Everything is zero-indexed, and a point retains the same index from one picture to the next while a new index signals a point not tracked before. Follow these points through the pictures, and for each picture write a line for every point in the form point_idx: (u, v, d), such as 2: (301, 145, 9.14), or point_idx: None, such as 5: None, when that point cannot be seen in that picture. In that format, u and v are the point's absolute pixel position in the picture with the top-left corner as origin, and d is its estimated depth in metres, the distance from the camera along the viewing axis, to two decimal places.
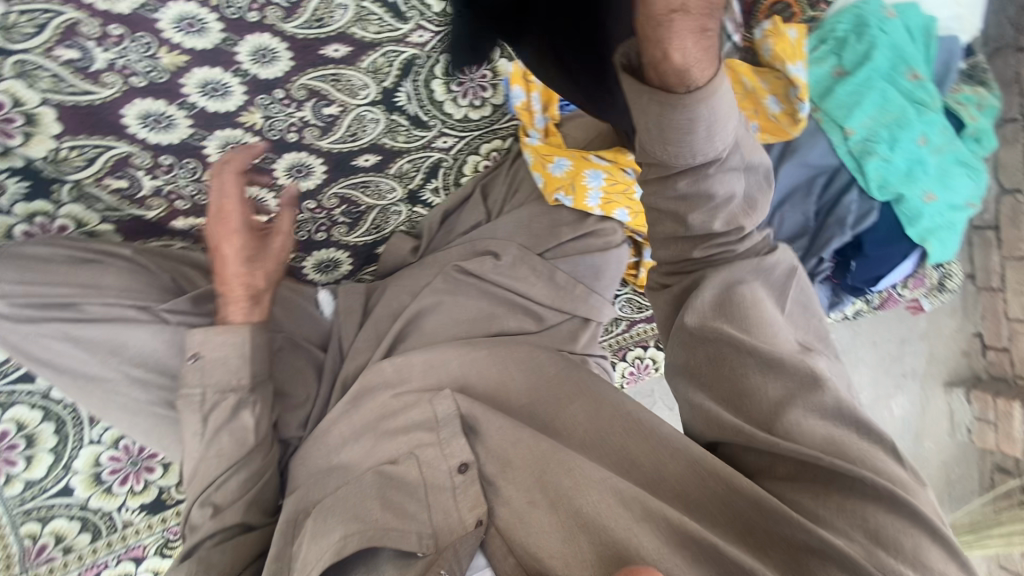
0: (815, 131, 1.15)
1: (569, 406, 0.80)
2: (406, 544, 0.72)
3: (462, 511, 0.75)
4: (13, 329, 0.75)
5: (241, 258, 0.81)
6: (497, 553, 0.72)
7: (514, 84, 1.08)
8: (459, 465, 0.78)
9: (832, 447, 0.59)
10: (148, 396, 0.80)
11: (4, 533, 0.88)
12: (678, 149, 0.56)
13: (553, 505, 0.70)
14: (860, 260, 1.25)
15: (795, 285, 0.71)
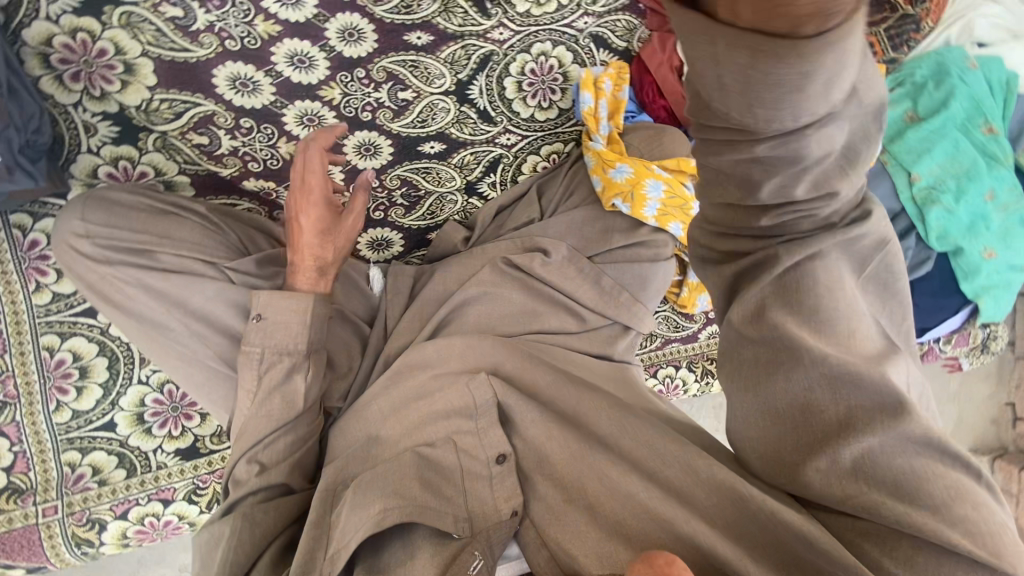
0: (880, 172, 1.14)
1: (597, 400, 0.83)
2: (444, 523, 0.76)
3: (497, 500, 0.80)
4: (92, 269, 0.80)
5: (316, 230, 0.84)
6: (530, 544, 0.76)
7: (585, 89, 1.09)
8: (496, 456, 0.82)
9: (906, 489, 0.50)
10: (206, 347, 0.84)
11: (45, 457, 0.91)
12: (771, 113, 0.42)
13: (593, 511, 0.73)
14: (909, 309, 1.22)
15: (880, 260, 0.55)
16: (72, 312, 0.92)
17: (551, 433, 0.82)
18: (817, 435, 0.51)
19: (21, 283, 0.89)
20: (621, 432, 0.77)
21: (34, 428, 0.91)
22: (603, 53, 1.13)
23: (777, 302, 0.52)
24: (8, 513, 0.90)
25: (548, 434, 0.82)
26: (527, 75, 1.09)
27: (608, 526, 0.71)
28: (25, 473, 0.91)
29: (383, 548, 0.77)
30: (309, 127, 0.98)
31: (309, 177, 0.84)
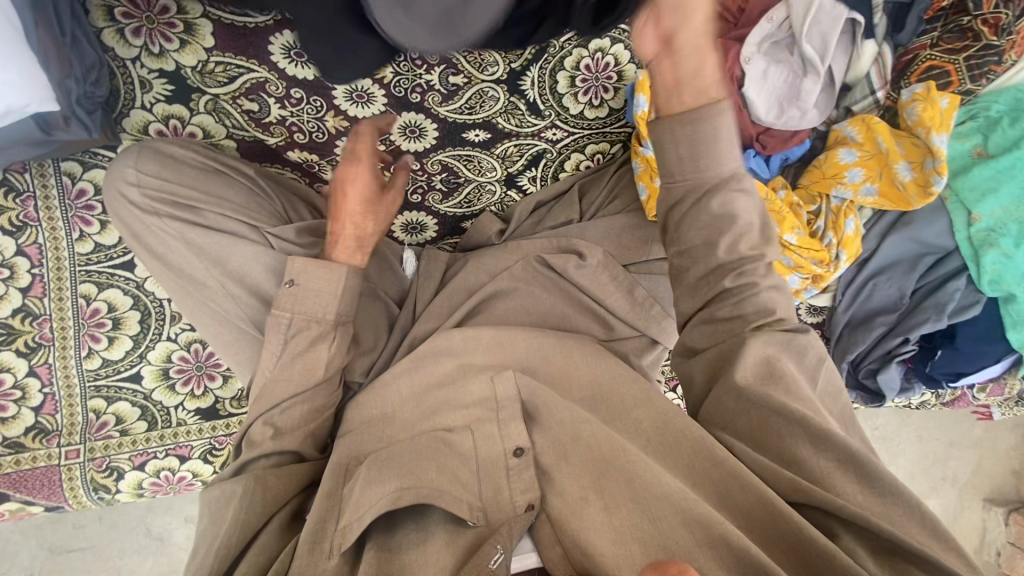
0: (937, 208, 1.10)
1: (632, 411, 0.82)
2: (458, 509, 0.74)
3: (513, 491, 0.78)
4: (140, 219, 0.80)
5: (360, 200, 0.83)
6: (545, 541, 0.74)
7: (639, 91, 1.03)
8: (515, 447, 0.81)
9: (877, 514, 0.62)
10: (237, 312, 0.83)
11: (73, 401, 0.94)
12: (707, 163, 0.72)
13: (608, 508, 0.72)
14: (948, 351, 1.19)
15: (822, 369, 0.76)
16: (111, 264, 0.93)
17: (579, 433, 0.79)
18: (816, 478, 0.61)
19: (65, 230, 0.91)
20: (649, 437, 0.78)
21: (64, 371, 0.93)
22: None
23: (759, 381, 0.70)
24: (32, 451, 0.92)
25: (576, 434, 0.79)
26: (581, 70, 1.05)
27: (622, 524, 0.70)
28: (52, 415, 0.93)
29: (395, 528, 0.77)
30: (357, 103, 0.98)
31: (360, 148, 0.84)
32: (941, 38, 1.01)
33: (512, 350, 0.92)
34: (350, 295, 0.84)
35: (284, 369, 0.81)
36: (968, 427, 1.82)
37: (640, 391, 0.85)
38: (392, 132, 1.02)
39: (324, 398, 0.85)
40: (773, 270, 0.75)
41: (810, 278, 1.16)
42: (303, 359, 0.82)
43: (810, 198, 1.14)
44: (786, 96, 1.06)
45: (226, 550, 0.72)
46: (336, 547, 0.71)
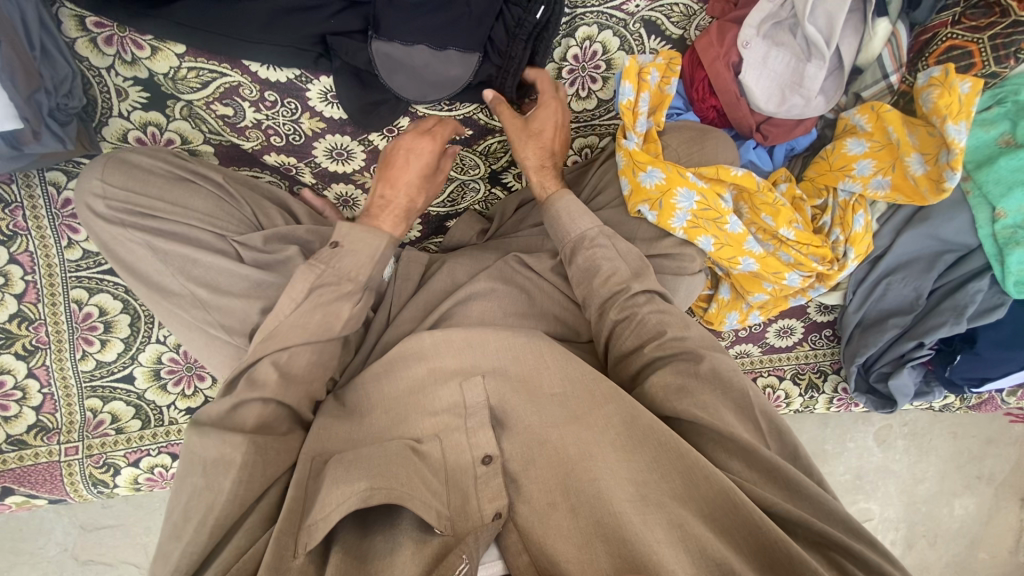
0: (958, 202, 1.01)
1: (603, 407, 0.74)
2: (427, 515, 0.68)
3: (481, 500, 0.72)
4: (106, 230, 0.82)
5: (420, 173, 0.90)
6: (512, 548, 0.70)
7: (626, 79, 0.98)
8: (482, 456, 0.75)
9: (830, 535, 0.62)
10: (204, 320, 0.84)
11: (71, 400, 0.99)
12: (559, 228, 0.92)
13: (574, 510, 0.68)
14: (968, 356, 1.10)
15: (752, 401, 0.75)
16: (100, 270, 0.96)
17: (546, 438, 0.74)
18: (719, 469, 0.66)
19: (54, 238, 0.94)
20: (619, 431, 0.72)
21: (61, 372, 0.97)
22: (654, 40, 1.04)
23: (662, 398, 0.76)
24: (33, 448, 0.98)
25: (545, 437, 0.74)
26: (570, 61, 1.02)
27: (587, 524, 0.66)
28: (52, 414, 0.98)
29: (371, 531, 0.71)
30: (333, 104, 0.95)
31: (435, 128, 0.91)
32: (963, 13, 0.92)
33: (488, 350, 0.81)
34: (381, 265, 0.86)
35: (301, 318, 0.79)
36: (1005, 425, 1.70)
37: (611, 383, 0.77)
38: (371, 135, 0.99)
39: (296, 398, 0.80)
40: (654, 299, 0.86)
41: (813, 276, 1.09)
42: (332, 310, 0.82)
43: (817, 192, 1.07)
44: (789, 82, 0.98)
45: (215, 527, 0.69)
46: (303, 546, 0.67)
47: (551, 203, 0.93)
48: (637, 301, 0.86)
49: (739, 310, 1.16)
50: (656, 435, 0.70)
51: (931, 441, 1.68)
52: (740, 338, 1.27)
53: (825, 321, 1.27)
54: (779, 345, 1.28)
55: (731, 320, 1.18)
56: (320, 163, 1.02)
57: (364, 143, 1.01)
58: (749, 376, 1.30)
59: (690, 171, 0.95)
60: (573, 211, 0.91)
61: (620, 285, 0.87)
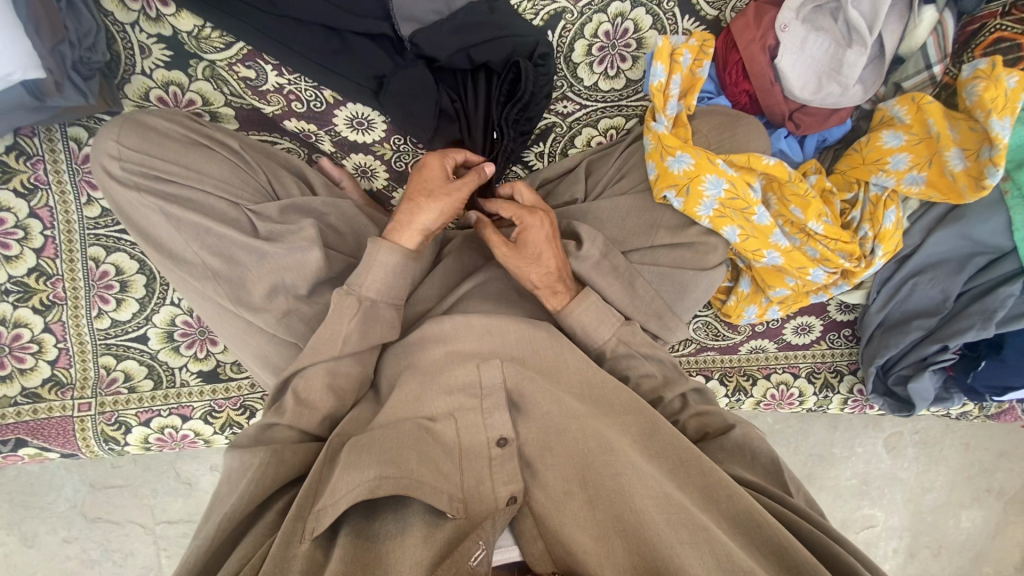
0: (995, 202, 0.97)
1: (620, 416, 0.74)
2: (437, 502, 0.63)
3: (496, 483, 0.68)
4: (122, 192, 0.80)
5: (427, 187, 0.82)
6: (526, 534, 0.67)
7: (658, 60, 0.96)
8: (497, 438, 0.71)
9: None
10: (207, 287, 0.81)
11: (86, 356, 0.99)
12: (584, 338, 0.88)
13: (591, 500, 0.65)
14: (993, 362, 1.07)
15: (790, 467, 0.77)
16: (118, 229, 0.96)
17: (566, 426, 0.71)
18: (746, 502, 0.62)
19: (74, 193, 0.94)
20: (636, 438, 0.72)
21: (77, 329, 0.98)
22: (687, 20, 1.01)
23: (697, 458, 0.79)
24: (48, 401, 0.99)
25: (562, 427, 0.71)
26: (600, 38, 1.00)
27: (604, 517, 0.63)
28: (66, 368, 0.99)
29: (375, 514, 0.65)
30: (358, 130, 1.00)
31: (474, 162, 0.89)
32: (1013, 4, 0.88)
33: (504, 347, 0.80)
34: (382, 271, 0.78)
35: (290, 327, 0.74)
36: (1019, 439, 1.67)
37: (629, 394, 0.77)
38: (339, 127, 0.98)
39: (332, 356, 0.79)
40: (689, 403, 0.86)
41: (838, 273, 1.06)
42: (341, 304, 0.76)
43: (847, 185, 1.04)
44: (827, 68, 0.95)
45: (228, 520, 0.64)
46: (310, 531, 0.61)
47: (569, 317, 0.87)
48: (672, 408, 0.85)
49: (759, 304, 1.13)
50: (682, 451, 0.69)
51: (942, 451, 1.65)
52: (757, 333, 1.24)
53: (845, 320, 1.24)
54: (796, 343, 1.26)
55: (749, 313, 1.16)
56: (340, 132, 1.00)
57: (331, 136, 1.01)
58: (762, 372, 1.27)
59: (719, 158, 0.92)
60: (588, 325, 0.87)
61: (652, 391, 0.86)
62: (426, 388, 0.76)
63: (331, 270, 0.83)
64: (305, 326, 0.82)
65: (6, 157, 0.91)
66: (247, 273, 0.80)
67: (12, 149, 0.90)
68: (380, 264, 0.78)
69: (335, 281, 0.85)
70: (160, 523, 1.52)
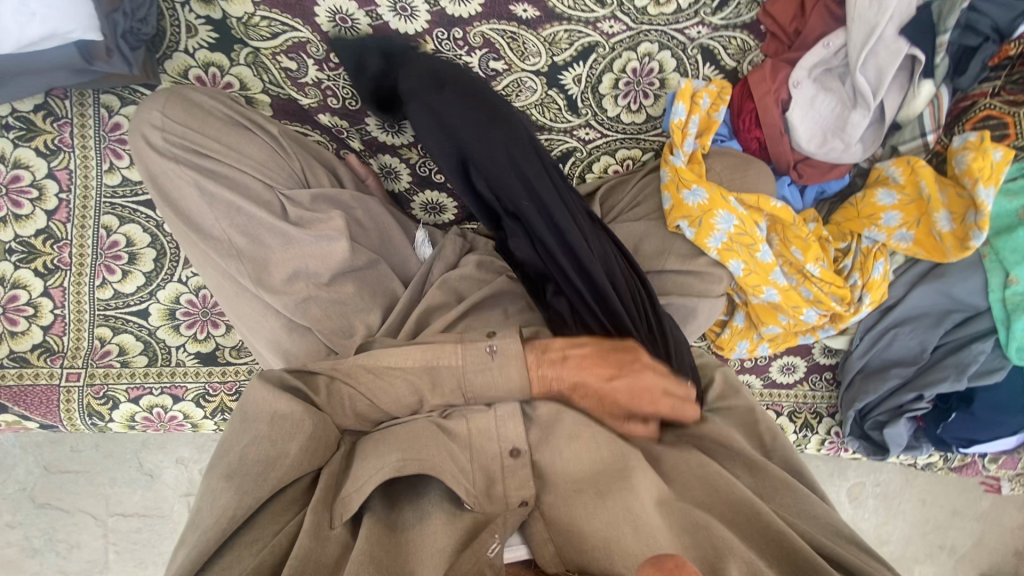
0: (973, 265, 1.05)
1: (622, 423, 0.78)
2: (457, 489, 0.65)
3: (507, 491, 0.70)
4: (157, 162, 0.81)
5: (599, 399, 0.73)
6: (536, 538, 0.67)
7: (679, 99, 1.02)
8: (510, 449, 0.71)
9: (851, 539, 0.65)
10: (228, 264, 0.81)
11: (82, 326, 0.97)
12: None
13: (601, 493, 0.67)
14: (963, 415, 1.13)
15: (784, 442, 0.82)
16: (135, 200, 0.96)
17: (578, 433, 0.73)
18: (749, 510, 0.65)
19: (96, 159, 0.94)
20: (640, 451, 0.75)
21: (77, 296, 0.96)
22: (708, 68, 1.07)
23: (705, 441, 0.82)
24: (35, 367, 0.96)
25: (575, 434, 0.73)
26: (627, 74, 1.05)
27: (615, 509, 0.65)
28: (59, 336, 0.97)
29: (398, 503, 0.67)
30: (388, 132, 1.03)
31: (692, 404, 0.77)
32: (1003, 88, 0.98)
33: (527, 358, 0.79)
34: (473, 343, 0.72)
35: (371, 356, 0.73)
36: (974, 499, 1.69)
37: None
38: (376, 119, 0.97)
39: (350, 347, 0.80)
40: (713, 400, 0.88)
41: (828, 316, 1.12)
42: (433, 373, 0.72)
43: (842, 235, 1.12)
44: (832, 126, 1.03)
45: None
46: (339, 517, 0.63)
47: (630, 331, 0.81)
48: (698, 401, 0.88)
49: (750, 339, 1.19)
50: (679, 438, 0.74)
51: (904, 505, 1.68)
52: (745, 368, 1.29)
53: (828, 364, 1.30)
54: (781, 381, 1.31)
55: (741, 348, 1.21)
56: (371, 132, 1.03)
57: (361, 135, 1.04)
58: None
59: (730, 196, 0.98)
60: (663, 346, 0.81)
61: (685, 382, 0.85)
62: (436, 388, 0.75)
63: (355, 260, 0.86)
64: (322, 313, 0.82)
65: (33, 117, 0.91)
66: (270, 255, 0.81)
67: (42, 109, 0.91)
68: (500, 381, 0.71)
69: (356, 273, 0.87)
70: (114, 516, 1.43)
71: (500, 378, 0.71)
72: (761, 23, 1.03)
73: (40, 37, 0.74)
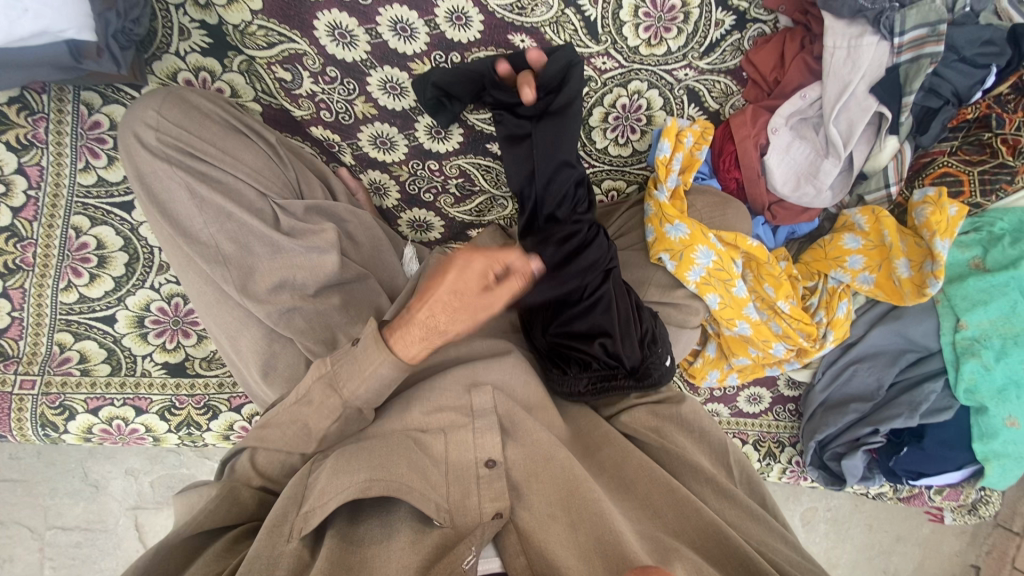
0: (928, 309, 1.13)
1: (597, 453, 0.79)
2: (424, 509, 0.63)
3: (482, 499, 0.67)
4: (147, 161, 0.78)
5: (454, 290, 0.68)
6: (509, 549, 0.64)
7: (665, 137, 1.06)
8: (486, 459, 0.70)
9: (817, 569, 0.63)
10: (207, 266, 0.78)
11: (41, 331, 0.95)
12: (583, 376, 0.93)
13: (574, 523, 0.64)
14: (914, 450, 1.19)
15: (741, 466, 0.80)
16: (109, 202, 0.95)
17: (553, 455, 0.72)
18: (718, 538, 0.63)
19: (71, 157, 0.92)
20: (611, 475, 0.75)
21: (37, 298, 0.95)
22: (693, 108, 1.12)
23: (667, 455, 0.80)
24: None
25: (549, 454, 0.72)
26: (617, 109, 1.09)
27: (586, 541, 0.62)
28: (15, 340, 0.94)
29: (360, 519, 0.65)
30: (379, 148, 1.04)
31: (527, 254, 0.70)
32: (960, 148, 1.07)
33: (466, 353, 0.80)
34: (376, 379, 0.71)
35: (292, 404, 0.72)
36: (915, 525, 1.77)
37: (605, 430, 0.83)
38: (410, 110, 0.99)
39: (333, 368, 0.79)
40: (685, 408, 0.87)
41: (795, 350, 1.17)
42: (308, 396, 0.72)
43: (809, 274, 1.18)
44: (805, 171, 1.09)
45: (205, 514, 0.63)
46: (298, 531, 0.61)
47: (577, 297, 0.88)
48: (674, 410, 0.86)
49: (721, 368, 1.23)
50: (648, 464, 0.74)
51: (852, 531, 1.75)
52: (714, 397, 1.33)
53: (791, 395, 1.35)
54: (748, 411, 1.36)
55: (711, 377, 1.25)
56: (362, 147, 1.04)
57: (353, 149, 1.04)
58: None
59: (710, 233, 1.01)
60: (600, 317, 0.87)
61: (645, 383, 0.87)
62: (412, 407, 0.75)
63: (342, 274, 0.85)
64: (305, 325, 0.81)
65: (7, 109, 0.89)
66: (256, 263, 0.79)
67: (16, 102, 0.89)
68: (370, 376, 0.71)
69: (342, 287, 0.86)
70: (52, 529, 1.33)
71: (363, 362, 0.72)
72: (743, 70, 1.08)
73: (29, 33, 0.72)
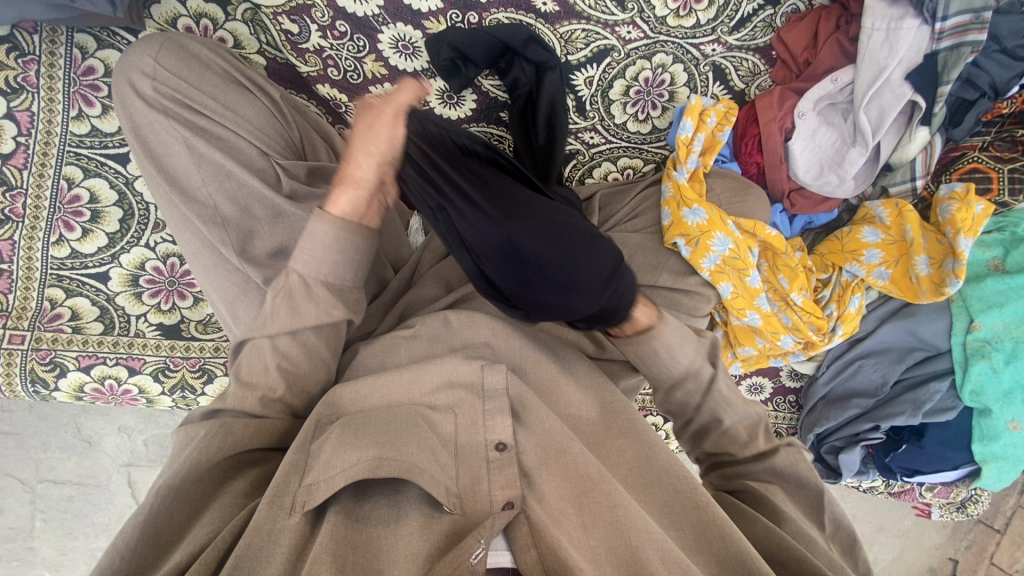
0: (942, 307, 1.11)
1: (616, 441, 0.73)
2: (435, 493, 0.61)
3: (493, 486, 0.65)
4: (144, 114, 0.74)
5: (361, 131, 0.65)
6: (520, 541, 0.61)
7: (687, 115, 1.01)
8: (496, 442, 0.68)
9: None
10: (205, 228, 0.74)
11: (31, 286, 0.93)
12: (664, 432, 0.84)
13: (586, 525, 0.62)
14: (912, 447, 1.19)
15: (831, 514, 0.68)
16: (103, 153, 0.91)
17: (565, 447, 0.69)
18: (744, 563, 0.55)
19: (64, 104, 0.88)
20: (631, 468, 0.70)
21: (29, 251, 0.91)
22: (718, 86, 1.06)
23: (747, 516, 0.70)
24: None
25: (563, 447, 0.69)
26: (639, 83, 1.04)
27: (600, 543, 0.60)
28: (5, 293, 0.92)
29: (366, 496, 0.64)
30: None
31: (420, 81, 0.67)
32: (991, 143, 1.05)
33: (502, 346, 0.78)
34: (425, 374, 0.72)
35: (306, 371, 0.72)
36: (898, 517, 1.78)
37: (631, 416, 0.76)
38: (415, 69, 0.95)
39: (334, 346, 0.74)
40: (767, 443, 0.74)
41: (802, 342, 1.14)
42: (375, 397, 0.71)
43: (824, 267, 1.15)
44: (829, 160, 1.05)
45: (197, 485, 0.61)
46: (300, 504, 0.59)
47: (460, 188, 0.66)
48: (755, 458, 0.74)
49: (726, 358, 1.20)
50: (673, 466, 0.67)
51: None
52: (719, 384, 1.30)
53: (793, 387, 1.34)
54: None
55: None
56: None
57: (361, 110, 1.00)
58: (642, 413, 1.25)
59: (727, 219, 0.99)
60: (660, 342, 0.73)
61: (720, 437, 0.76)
62: (413, 380, 0.73)
63: None
64: None
65: None
66: (256, 227, 0.76)
67: (6, 41, 0.85)
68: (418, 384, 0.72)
69: None
70: (43, 482, 1.33)
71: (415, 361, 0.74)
72: (773, 48, 1.03)
73: None
